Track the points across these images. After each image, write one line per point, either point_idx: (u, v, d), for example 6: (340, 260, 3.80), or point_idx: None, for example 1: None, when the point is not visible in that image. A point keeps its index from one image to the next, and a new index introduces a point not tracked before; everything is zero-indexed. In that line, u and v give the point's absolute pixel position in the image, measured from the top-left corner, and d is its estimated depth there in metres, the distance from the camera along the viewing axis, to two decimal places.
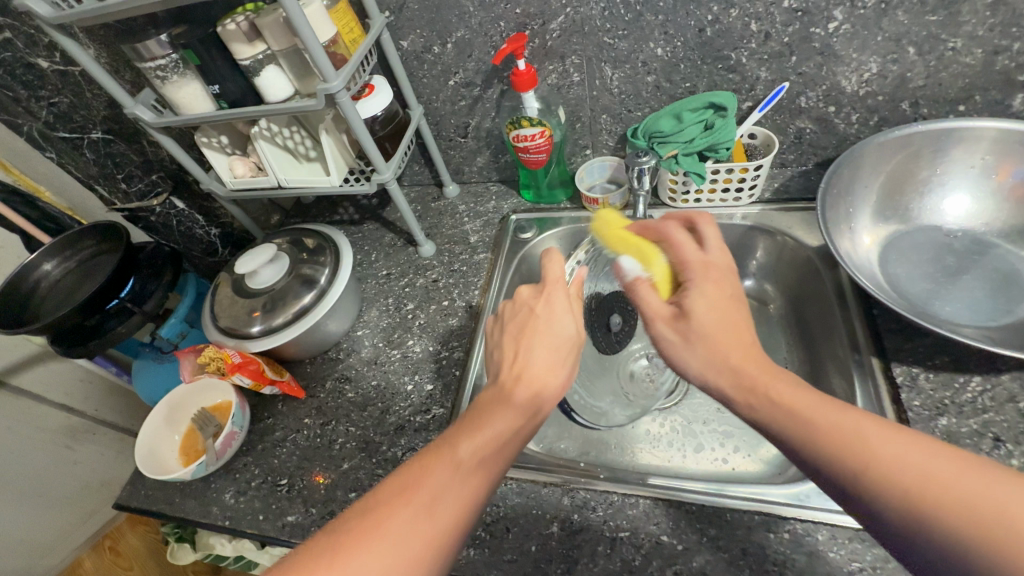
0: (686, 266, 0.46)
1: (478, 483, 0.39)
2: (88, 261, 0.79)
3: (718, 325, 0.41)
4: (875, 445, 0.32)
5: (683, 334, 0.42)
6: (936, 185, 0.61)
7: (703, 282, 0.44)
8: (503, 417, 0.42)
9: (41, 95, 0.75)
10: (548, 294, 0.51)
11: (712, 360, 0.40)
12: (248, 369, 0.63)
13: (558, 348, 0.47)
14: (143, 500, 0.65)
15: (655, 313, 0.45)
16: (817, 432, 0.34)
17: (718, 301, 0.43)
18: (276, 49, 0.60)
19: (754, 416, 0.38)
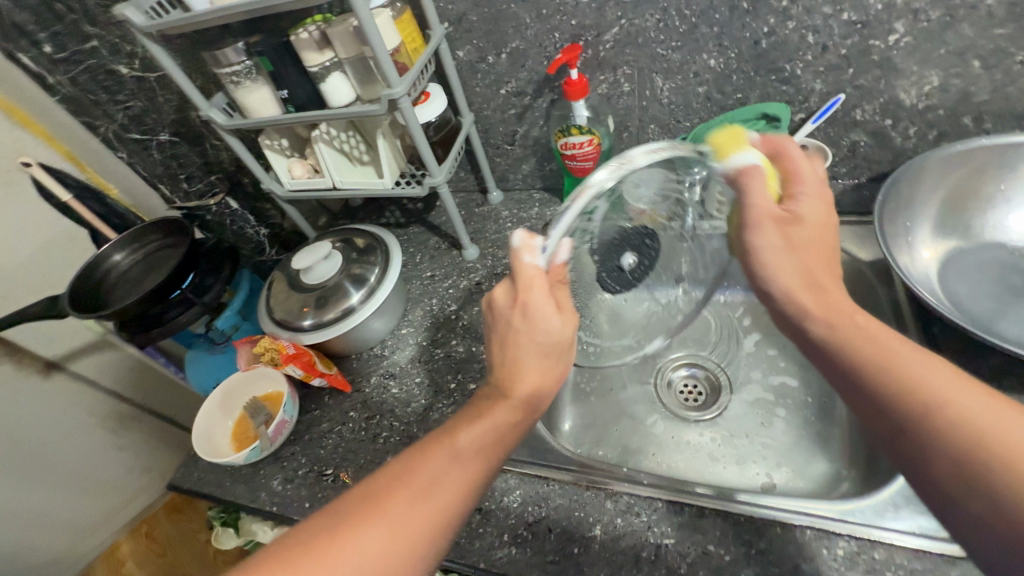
0: (799, 178, 0.45)
1: (476, 470, 0.41)
2: (155, 253, 0.84)
3: (817, 235, 0.43)
4: (927, 382, 0.35)
5: (787, 237, 0.43)
6: (1001, 201, 0.59)
7: (814, 198, 0.45)
8: (498, 414, 0.44)
9: (119, 99, 0.81)
10: (526, 300, 0.44)
11: (799, 286, 0.42)
12: (300, 360, 0.66)
13: (544, 356, 0.45)
14: (196, 482, 0.68)
15: (769, 210, 0.43)
16: (880, 361, 0.37)
17: (823, 215, 0.44)
18: (342, 58, 0.64)
19: (824, 338, 0.40)
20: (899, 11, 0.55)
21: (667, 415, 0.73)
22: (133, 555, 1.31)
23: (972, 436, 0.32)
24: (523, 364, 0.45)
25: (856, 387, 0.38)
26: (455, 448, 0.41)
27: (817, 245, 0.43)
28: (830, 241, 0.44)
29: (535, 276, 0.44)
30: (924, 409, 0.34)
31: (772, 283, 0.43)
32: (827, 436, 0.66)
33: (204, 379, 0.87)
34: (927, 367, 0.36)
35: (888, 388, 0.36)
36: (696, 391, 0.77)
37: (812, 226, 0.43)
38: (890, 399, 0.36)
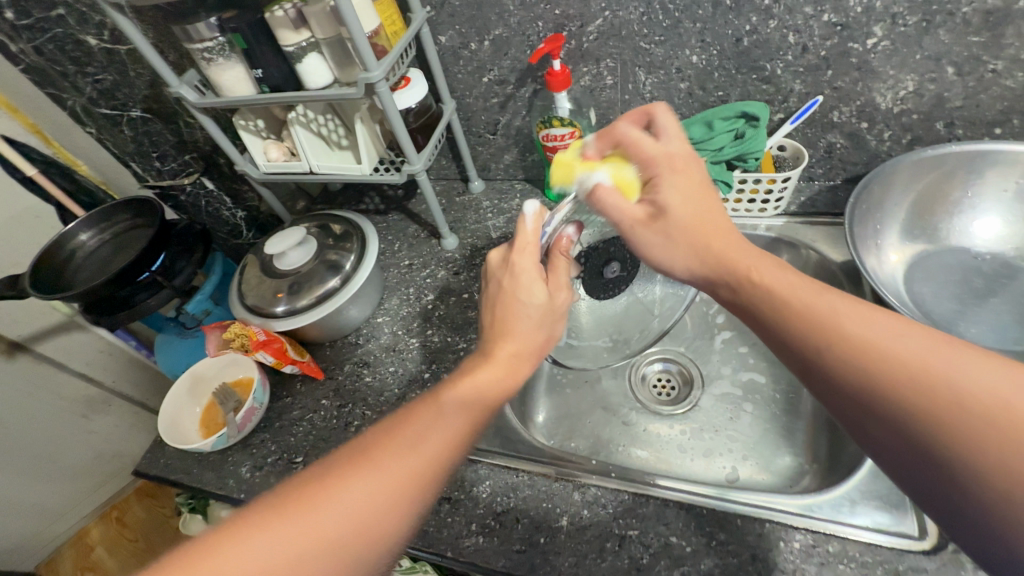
0: (651, 160, 0.47)
1: (455, 430, 0.41)
2: (124, 233, 0.82)
3: (695, 216, 0.45)
4: (882, 344, 0.34)
5: (663, 232, 0.45)
6: (968, 206, 0.60)
7: (670, 174, 0.46)
8: (481, 372, 0.44)
9: (88, 71, 0.78)
10: (516, 261, 0.49)
11: (698, 253, 0.45)
12: (271, 347, 0.65)
13: (531, 320, 0.48)
14: (163, 468, 0.67)
15: (632, 216, 0.46)
16: (822, 327, 0.37)
17: (688, 189, 0.46)
18: (320, 38, 0.62)
19: (739, 297, 0.43)
20: (878, 15, 0.55)
21: (640, 409, 0.74)
22: (102, 539, 1.29)
23: (880, 368, 0.34)
24: (516, 322, 0.47)
25: (771, 335, 0.41)
26: (427, 417, 0.41)
27: (722, 225, 0.51)
28: (713, 201, 0.46)
29: (529, 242, 0.50)
30: (838, 348, 0.36)
31: (675, 265, 0.46)
32: (793, 432, 0.67)
33: (176, 363, 0.85)
34: (895, 335, 0.34)
35: (833, 357, 0.36)
36: (670, 385, 0.78)
37: (718, 203, 0.51)
38: (803, 341, 0.38)
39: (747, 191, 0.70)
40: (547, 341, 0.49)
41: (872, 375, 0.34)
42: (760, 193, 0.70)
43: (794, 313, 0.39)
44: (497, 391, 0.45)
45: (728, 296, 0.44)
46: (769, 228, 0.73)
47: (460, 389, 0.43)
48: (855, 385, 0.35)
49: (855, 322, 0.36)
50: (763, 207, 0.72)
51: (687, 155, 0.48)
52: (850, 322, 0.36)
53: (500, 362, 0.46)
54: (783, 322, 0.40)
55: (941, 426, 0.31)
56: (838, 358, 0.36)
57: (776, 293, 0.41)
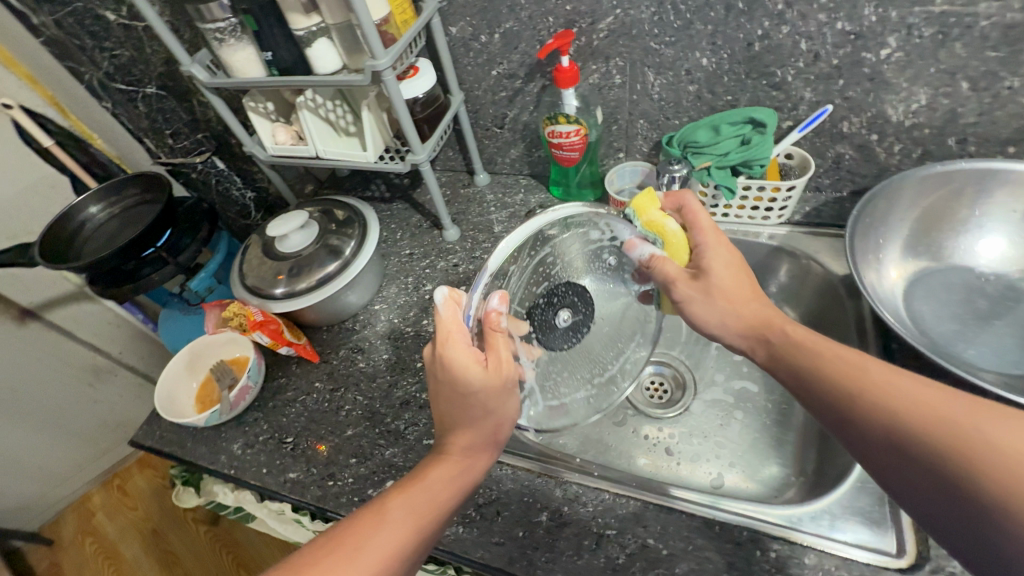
0: (698, 228, 0.52)
1: (405, 532, 0.40)
2: (132, 208, 0.83)
3: (729, 277, 0.49)
4: (890, 388, 0.37)
5: (702, 291, 0.49)
6: (974, 225, 0.59)
7: (715, 242, 0.51)
8: (434, 473, 0.45)
9: (105, 46, 0.79)
10: (449, 345, 0.44)
11: (749, 322, 0.48)
12: (268, 328, 0.66)
13: (472, 403, 0.45)
14: (158, 440, 0.68)
15: (675, 274, 0.50)
16: (843, 372, 0.40)
17: (732, 263, 0.50)
18: (329, 24, 0.62)
19: (771, 352, 0.46)
20: (894, 25, 0.54)
21: (631, 410, 0.74)
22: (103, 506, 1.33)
23: (901, 409, 0.35)
24: (464, 416, 0.46)
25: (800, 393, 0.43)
26: (419, 498, 0.43)
27: (729, 282, 0.49)
28: (745, 274, 0.50)
29: (451, 329, 0.45)
30: (862, 392, 0.38)
31: (720, 326, 0.49)
32: (782, 443, 0.67)
33: (179, 338, 0.87)
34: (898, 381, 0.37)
35: (842, 395, 0.39)
36: (662, 389, 0.78)
37: (719, 272, 0.49)
38: (832, 392, 0.40)
39: (751, 198, 0.69)
40: (499, 426, 0.47)
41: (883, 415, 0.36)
42: (765, 201, 0.69)
43: (827, 364, 0.42)
44: (453, 488, 0.45)
45: (762, 354, 0.47)
46: (771, 236, 0.72)
47: (407, 496, 0.43)
48: (880, 426, 0.36)
49: (878, 369, 0.39)
50: (767, 215, 0.71)
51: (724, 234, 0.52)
52: (875, 372, 0.39)
53: (450, 462, 0.46)
54: (813, 377, 0.42)
55: (963, 463, 0.31)
56: (864, 402, 0.38)
57: (807, 347, 0.44)
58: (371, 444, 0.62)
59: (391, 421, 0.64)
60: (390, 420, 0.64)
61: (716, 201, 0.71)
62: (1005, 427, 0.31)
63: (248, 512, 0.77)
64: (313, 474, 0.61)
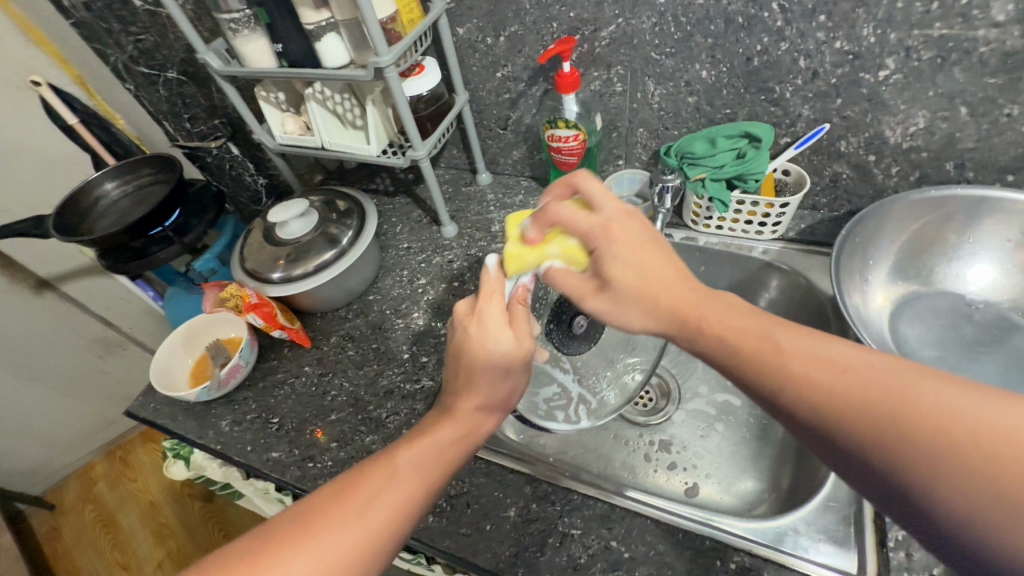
0: (589, 233, 0.45)
1: (416, 486, 0.43)
2: (145, 187, 0.86)
3: (638, 276, 0.43)
4: (829, 359, 0.32)
5: (613, 299, 0.43)
6: (966, 251, 0.59)
7: (608, 242, 0.44)
8: (443, 431, 0.47)
9: (131, 31, 0.82)
10: (481, 308, 0.49)
11: (660, 318, 0.41)
12: (260, 310, 0.68)
13: (493, 370, 0.48)
14: (151, 412, 0.71)
15: (582, 289, 0.46)
16: (774, 360, 0.34)
17: (635, 257, 0.43)
18: (339, 19, 0.65)
19: (693, 342, 0.39)
20: (892, 47, 0.54)
21: (613, 415, 0.75)
22: (105, 475, 1.37)
23: (843, 394, 0.30)
24: (472, 377, 0.48)
25: (736, 379, 0.37)
26: (427, 450, 0.45)
27: (643, 280, 0.42)
28: (660, 259, 0.43)
29: (495, 290, 0.51)
30: (795, 378, 0.33)
31: (635, 324, 0.43)
32: (760, 457, 0.67)
33: (180, 315, 0.90)
34: (841, 354, 0.32)
35: (777, 382, 0.33)
36: (647, 396, 0.77)
37: (621, 270, 0.43)
38: (758, 382, 0.35)
39: (744, 212, 0.69)
40: (502, 397, 0.49)
41: (828, 404, 0.31)
42: (758, 216, 0.69)
43: (756, 346, 0.35)
44: (461, 446, 0.47)
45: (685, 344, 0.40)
46: (765, 252, 0.72)
47: (415, 448, 0.45)
48: (819, 418, 0.31)
49: (803, 345, 0.34)
50: (761, 229, 0.71)
51: (623, 214, 0.46)
52: (808, 348, 0.34)
53: (460, 420, 0.48)
54: (743, 363, 0.36)
55: (915, 454, 0.27)
56: (799, 389, 0.32)
57: (718, 324, 0.38)
58: (352, 430, 0.64)
59: (374, 408, 0.65)
60: (373, 408, 0.65)
61: (710, 213, 0.71)
62: (961, 401, 0.27)
63: (234, 489, 0.80)
64: (294, 455, 0.63)
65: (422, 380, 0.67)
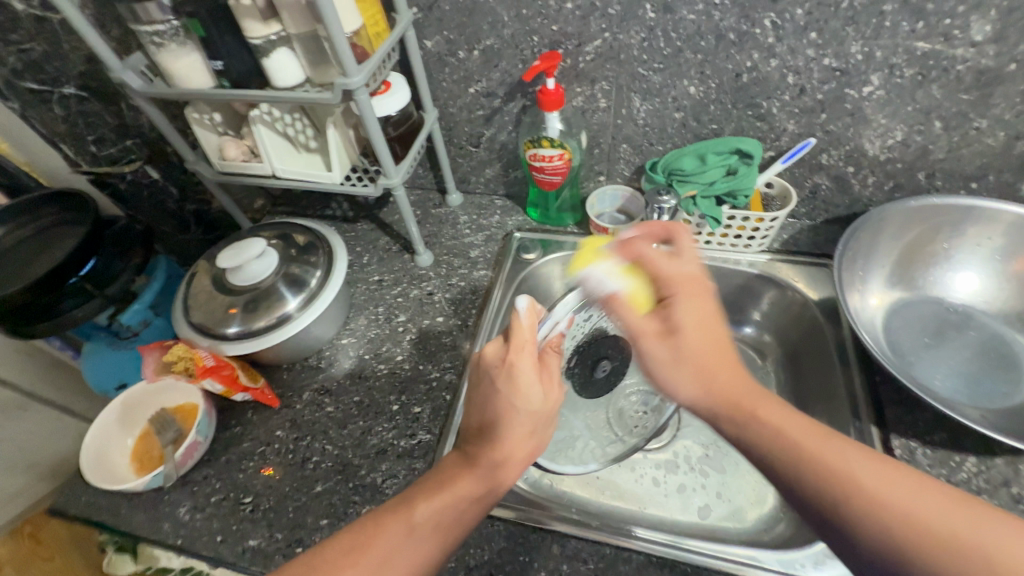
0: (665, 279, 0.44)
1: (430, 548, 0.39)
2: (47, 230, 0.72)
3: (699, 340, 0.42)
4: (877, 488, 0.34)
5: (673, 352, 0.42)
6: (944, 259, 0.63)
7: (688, 297, 0.43)
8: (463, 487, 0.41)
9: (11, 39, 0.67)
10: (514, 360, 0.44)
11: (713, 398, 0.41)
12: (220, 373, 0.59)
13: (525, 421, 0.43)
14: (84, 507, 0.59)
15: (643, 329, 0.43)
16: (827, 473, 0.36)
17: (704, 318, 0.43)
18: (292, 33, 0.56)
19: (739, 434, 0.40)
20: (877, 64, 0.54)
21: None
22: (10, 561, 1.06)
23: (884, 509, 0.33)
24: (506, 429, 0.42)
25: (779, 483, 0.38)
26: (448, 507, 0.40)
27: (704, 347, 0.42)
28: (717, 332, 0.42)
29: (528, 339, 0.44)
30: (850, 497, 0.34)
31: (680, 396, 0.42)
32: None
33: (104, 376, 0.76)
34: (903, 485, 0.34)
35: (830, 491, 0.35)
36: None
37: (689, 308, 0.43)
38: (821, 493, 0.35)
39: (734, 228, 0.69)
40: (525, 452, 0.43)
41: (900, 522, 0.33)
42: (747, 231, 0.68)
43: (802, 458, 0.37)
44: (479, 505, 0.41)
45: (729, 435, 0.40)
46: (751, 264, 0.72)
47: (438, 501, 0.40)
48: (845, 514, 0.34)
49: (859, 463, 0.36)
50: (748, 242, 0.71)
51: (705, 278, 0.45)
52: (847, 461, 0.36)
53: (482, 473, 0.42)
54: (780, 468, 0.38)
55: None
56: (851, 509, 0.34)
57: (773, 427, 0.39)
58: (344, 502, 0.56)
59: (367, 473, 0.58)
60: (365, 473, 0.58)
61: (700, 229, 0.70)
62: None
63: None
64: (277, 540, 0.54)
65: (418, 435, 0.60)
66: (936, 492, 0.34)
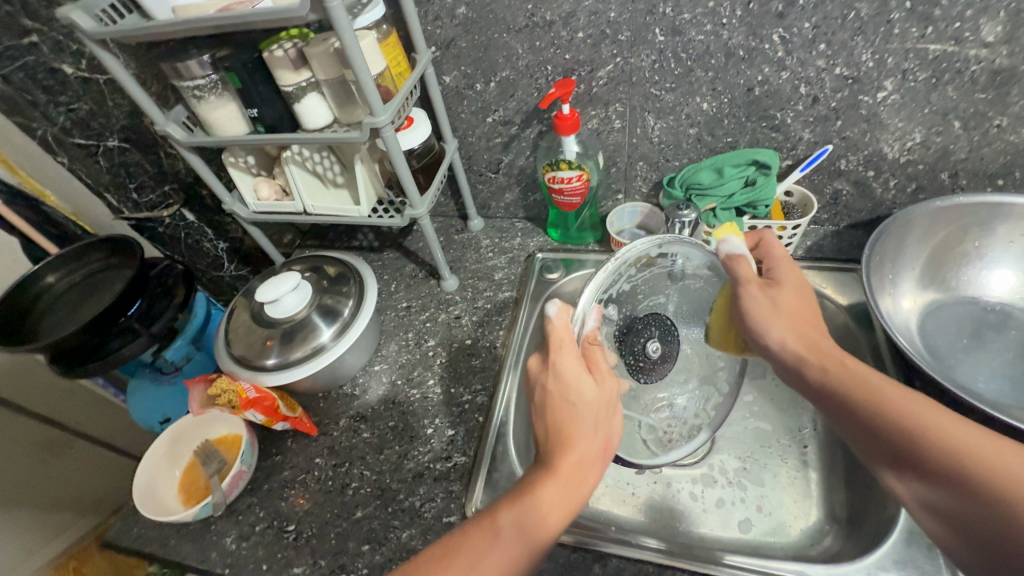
0: (771, 258, 0.56)
1: (519, 555, 0.38)
2: (95, 275, 0.76)
3: (797, 297, 0.52)
4: (898, 406, 0.41)
5: (772, 300, 0.51)
6: (975, 258, 0.62)
7: (784, 292, 0.52)
8: (544, 489, 0.41)
9: (60, 101, 0.73)
10: (557, 360, 0.45)
11: (800, 343, 0.49)
12: (261, 405, 0.60)
13: (585, 415, 0.44)
14: (135, 539, 0.60)
15: (749, 278, 0.51)
16: (890, 404, 0.42)
17: (798, 301, 0.52)
18: (320, 78, 0.59)
19: (829, 378, 0.46)
20: (890, 70, 0.55)
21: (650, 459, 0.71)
22: None
23: (920, 425, 0.39)
24: (573, 425, 0.44)
25: (829, 407, 0.46)
26: (526, 512, 0.40)
27: (790, 305, 0.51)
28: (807, 296, 0.53)
29: (566, 338, 0.46)
30: (890, 421, 0.41)
31: (768, 338, 0.50)
32: (806, 483, 0.65)
33: (149, 412, 0.79)
34: (937, 414, 0.39)
35: (864, 409, 0.42)
36: None
37: (789, 288, 0.52)
38: (863, 412, 0.42)
39: None
40: (610, 439, 0.45)
41: (917, 439, 0.39)
42: None
43: (865, 393, 0.43)
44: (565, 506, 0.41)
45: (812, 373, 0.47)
46: None
47: (516, 508, 0.40)
48: (892, 433, 0.40)
49: (904, 400, 0.41)
50: None
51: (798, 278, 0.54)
52: (908, 405, 0.41)
53: (563, 476, 0.42)
54: (827, 387, 0.46)
55: (976, 486, 0.35)
56: (871, 420, 0.42)
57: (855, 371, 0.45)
58: (384, 527, 0.57)
59: (405, 498, 0.59)
60: (404, 497, 0.59)
61: None
62: (1000, 450, 0.36)
63: None
64: (321, 567, 0.55)
65: (454, 457, 0.61)
66: (947, 415, 0.39)
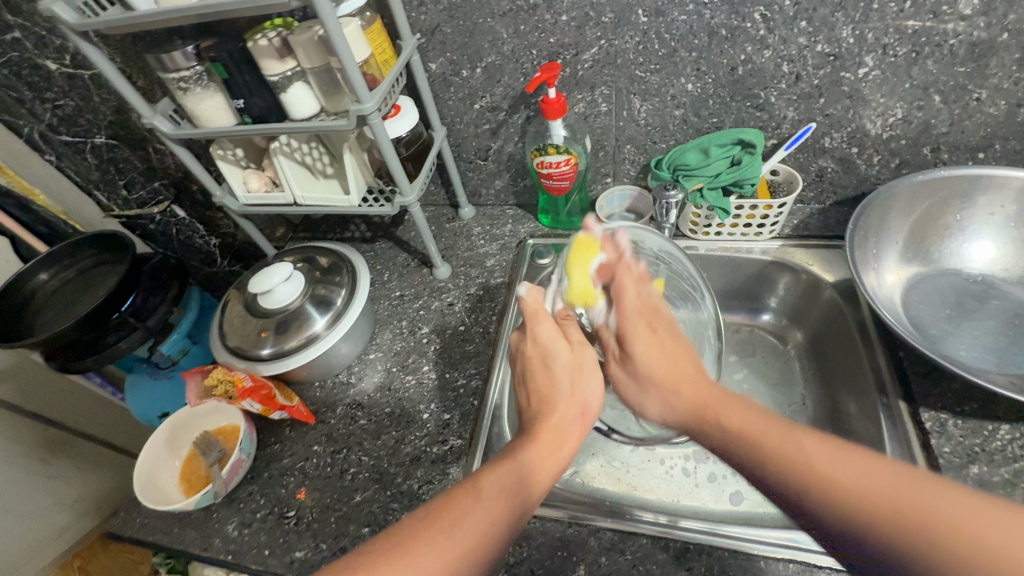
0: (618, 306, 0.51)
1: (502, 510, 0.39)
2: (89, 270, 0.77)
3: (647, 351, 0.47)
4: (815, 462, 0.35)
5: (634, 378, 0.48)
6: (958, 231, 0.63)
7: (636, 321, 0.49)
8: (524, 453, 0.43)
9: (43, 98, 0.72)
10: (537, 327, 0.50)
11: (679, 402, 0.44)
12: (258, 394, 0.61)
13: (562, 377, 0.47)
14: (137, 530, 0.61)
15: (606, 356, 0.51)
16: (794, 463, 0.36)
17: (655, 340, 0.48)
18: (306, 67, 0.59)
19: (711, 441, 0.41)
20: (870, 46, 0.56)
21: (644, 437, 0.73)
22: None
23: (840, 492, 0.33)
24: (552, 390, 0.47)
25: (753, 476, 0.38)
26: (509, 472, 0.41)
27: (654, 358, 0.47)
28: (673, 342, 0.48)
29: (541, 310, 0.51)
30: (820, 491, 0.34)
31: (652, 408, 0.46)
32: None
33: (147, 406, 0.80)
34: (845, 461, 0.34)
35: (785, 474, 0.36)
36: None
37: (638, 332, 0.49)
38: (783, 480, 0.36)
39: (743, 216, 0.70)
40: (586, 405, 0.47)
41: (847, 504, 0.33)
42: (756, 218, 0.69)
43: (770, 454, 0.37)
44: (548, 467, 0.43)
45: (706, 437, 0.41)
46: (764, 251, 0.73)
47: (498, 471, 0.41)
48: (810, 502, 0.34)
49: (810, 443, 0.36)
50: (759, 230, 0.72)
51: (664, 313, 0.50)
52: (815, 457, 0.35)
53: (542, 441, 0.44)
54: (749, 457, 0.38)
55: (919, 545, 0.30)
56: (806, 493, 0.35)
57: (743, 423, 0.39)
58: (383, 509, 0.58)
59: (403, 481, 0.59)
60: (402, 480, 0.60)
61: (710, 221, 0.71)
62: (950, 502, 0.31)
63: None
64: (322, 550, 0.56)
65: (450, 440, 0.62)
66: (865, 459, 0.34)
